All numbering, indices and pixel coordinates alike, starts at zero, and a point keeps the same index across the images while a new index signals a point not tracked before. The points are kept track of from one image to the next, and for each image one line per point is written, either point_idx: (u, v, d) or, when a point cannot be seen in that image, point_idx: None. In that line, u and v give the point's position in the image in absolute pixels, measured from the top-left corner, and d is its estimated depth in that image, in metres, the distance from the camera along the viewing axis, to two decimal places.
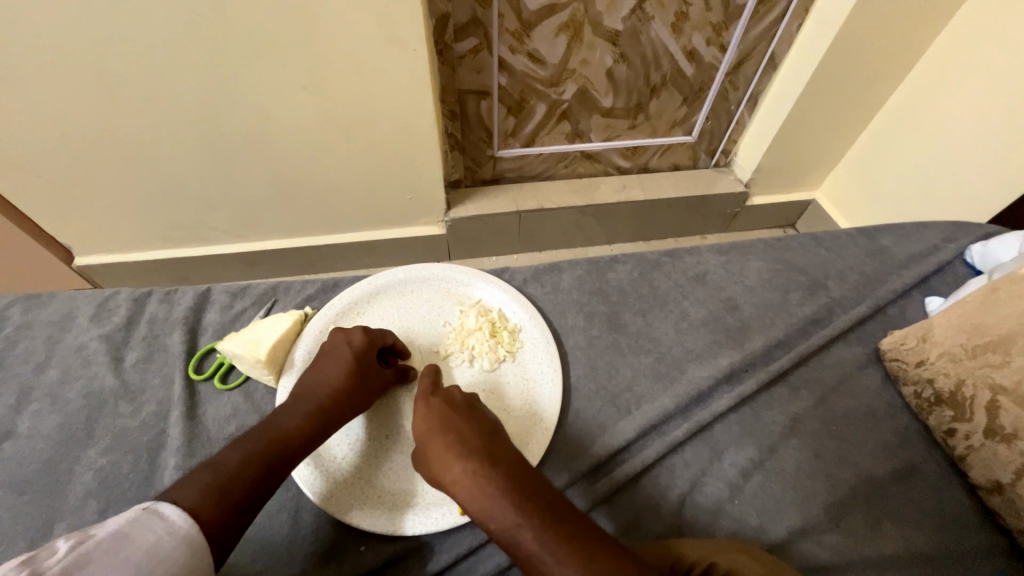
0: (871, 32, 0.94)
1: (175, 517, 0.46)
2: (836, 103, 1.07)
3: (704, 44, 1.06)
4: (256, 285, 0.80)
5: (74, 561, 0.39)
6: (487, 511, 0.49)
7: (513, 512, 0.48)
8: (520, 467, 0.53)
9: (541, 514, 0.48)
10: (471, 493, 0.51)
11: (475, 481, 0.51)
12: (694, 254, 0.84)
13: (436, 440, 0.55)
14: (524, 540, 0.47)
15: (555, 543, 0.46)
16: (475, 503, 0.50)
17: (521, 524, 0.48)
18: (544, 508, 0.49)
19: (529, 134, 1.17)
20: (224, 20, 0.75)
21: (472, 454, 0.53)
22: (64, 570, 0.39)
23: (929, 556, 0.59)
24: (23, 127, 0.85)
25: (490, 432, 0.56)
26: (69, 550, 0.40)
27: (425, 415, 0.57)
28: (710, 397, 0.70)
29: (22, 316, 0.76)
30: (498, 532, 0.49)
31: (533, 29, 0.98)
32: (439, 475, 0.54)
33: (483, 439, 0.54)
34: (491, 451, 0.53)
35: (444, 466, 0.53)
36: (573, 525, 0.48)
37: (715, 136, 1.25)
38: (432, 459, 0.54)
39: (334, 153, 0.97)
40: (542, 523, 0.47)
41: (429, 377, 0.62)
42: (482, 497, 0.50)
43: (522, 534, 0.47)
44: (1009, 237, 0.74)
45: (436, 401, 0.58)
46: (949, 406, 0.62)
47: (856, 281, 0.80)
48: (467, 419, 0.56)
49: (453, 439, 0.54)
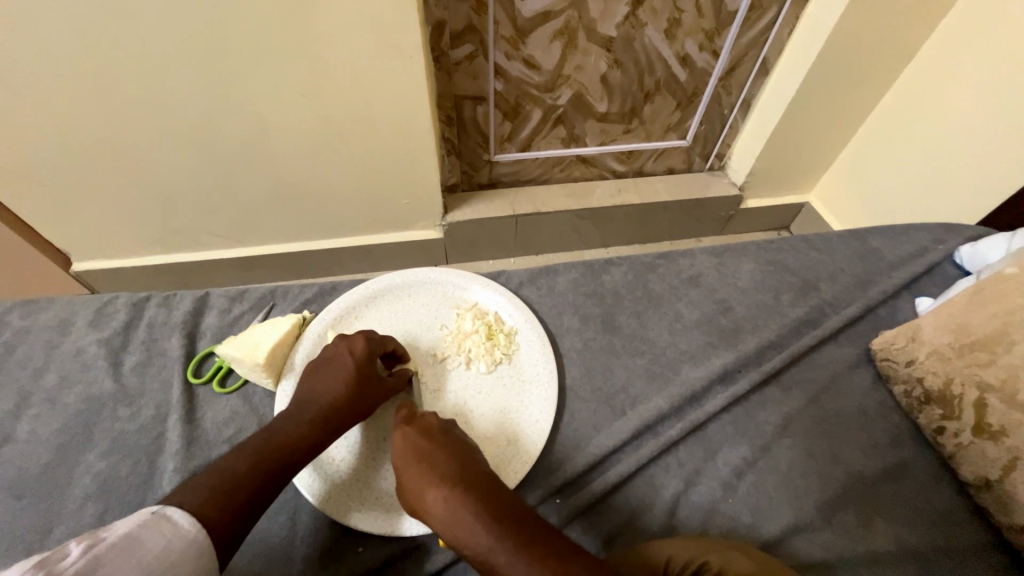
0: (860, 37, 0.96)
1: (183, 521, 0.46)
2: (827, 106, 1.09)
3: (696, 50, 1.08)
4: (254, 289, 0.81)
5: (87, 564, 0.40)
6: (463, 536, 0.50)
7: (486, 536, 0.49)
8: (494, 490, 0.53)
9: (514, 536, 0.48)
10: (445, 519, 0.51)
11: (449, 507, 0.51)
12: (688, 256, 0.85)
13: (410, 469, 0.55)
14: (498, 563, 0.47)
15: (527, 563, 0.47)
16: (449, 530, 0.51)
17: (496, 546, 0.48)
18: (517, 528, 0.49)
19: (525, 139, 1.19)
20: (223, 28, 0.76)
21: (446, 480, 0.53)
22: (79, 573, 0.39)
23: (919, 552, 0.60)
24: (22, 133, 0.85)
25: (464, 456, 0.56)
26: (83, 552, 0.41)
27: (398, 443, 0.58)
28: (705, 397, 0.70)
29: (21, 321, 0.76)
30: (475, 556, 0.49)
31: (528, 36, 0.99)
32: (415, 503, 0.54)
33: (456, 464, 0.55)
34: (464, 476, 0.54)
35: (419, 494, 0.54)
36: (546, 543, 0.48)
37: (709, 140, 1.27)
38: (408, 486, 0.55)
39: (332, 158, 0.98)
40: (515, 543, 0.48)
41: (405, 408, 0.61)
42: (454, 522, 0.50)
43: (495, 557, 0.48)
44: (997, 238, 0.75)
45: (410, 429, 0.58)
46: (938, 405, 0.63)
47: (847, 282, 0.81)
48: (439, 445, 0.57)
49: (426, 466, 0.55)
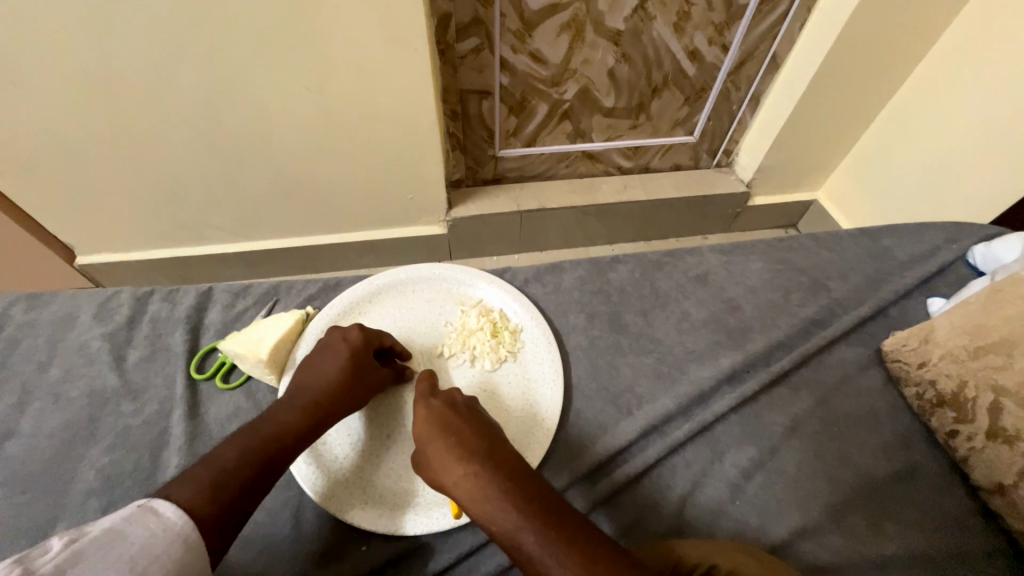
0: (873, 32, 0.94)
1: (171, 514, 0.45)
2: (838, 102, 1.07)
3: (705, 44, 1.06)
4: (257, 285, 0.80)
5: (66, 559, 0.39)
6: (488, 514, 0.49)
7: (515, 515, 0.48)
8: (520, 468, 0.52)
9: (543, 517, 0.48)
10: (474, 496, 0.50)
11: (476, 484, 0.51)
12: (695, 254, 0.84)
13: (435, 442, 0.54)
14: (525, 543, 0.47)
15: (556, 545, 0.46)
16: (476, 507, 0.50)
17: (522, 526, 0.47)
18: (545, 509, 0.49)
19: (530, 134, 1.17)
20: (225, 19, 0.75)
21: (473, 456, 0.52)
22: (56, 569, 0.38)
23: (929, 556, 0.59)
24: (24, 125, 0.85)
25: (489, 433, 0.55)
26: (63, 547, 0.40)
27: (424, 416, 0.57)
28: (712, 397, 0.70)
29: (23, 315, 0.76)
30: (500, 535, 0.48)
31: (535, 30, 0.98)
32: (439, 477, 0.54)
33: (483, 440, 0.54)
34: (492, 453, 0.53)
35: (445, 470, 0.53)
36: (574, 527, 0.48)
37: (716, 136, 1.25)
38: (433, 460, 0.54)
39: (336, 152, 0.98)
40: (541, 526, 0.47)
41: (427, 380, 0.61)
42: (482, 499, 0.50)
43: (523, 537, 0.47)
44: (1012, 238, 0.74)
45: (437, 403, 0.57)
46: (951, 408, 0.62)
47: (858, 282, 0.80)
48: (467, 421, 0.56)
49: (453, 441, 0.54)
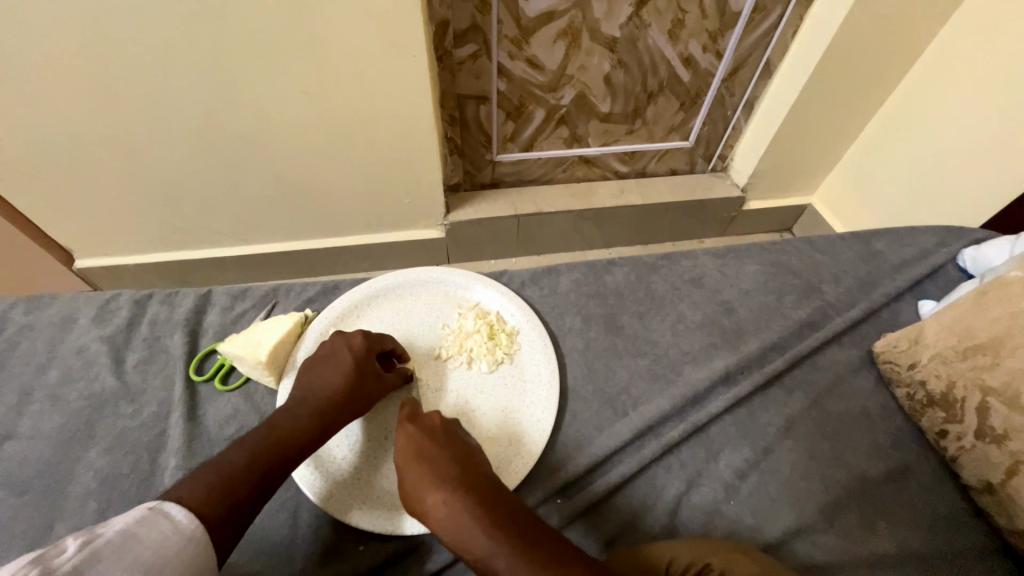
0: (864, 39, 0.95)
1: (181, 516, 0.46)
2: (831, 108, 1.09)
3: (700, 51, 1.08)
4: (256, 287, 0.81)
5: (83, 561, 0.40)
6: (463, 540, 0.49)
7: (487, 540, 0.48)
8: (492, 493, 0.53)
9: (515, 541, 0.48)
10: (446, 522, 0.50)
11: (450, 510, 0.51)
12: (690, 257, 0.85)
13: (411, 470, 0.55)
14: (499, 569, 0.47)
15: (529, 570, 0.46)
16: (449, 534, 0.50)
17: (497, 552, 0.48)
18: (518, 533, 0.49)
19: (528, 139, 1.19)
20: (227, 26, 0.76)
21: (448, 483, 0.52)
22: (74, 570, 0.39)
23: (921, 555, 0.60)
24: (27, 130, 0.85)
25: (466, 458, 0.56)
26: (79, 548, 0.40)
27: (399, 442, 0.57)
28: (707, 398, 0.70)
29: (23, 317, 0.76)
30: (475, 561, 0.49)
31: (532, 36, 0.99)
32: (413, 504, 0.54)
33: (458, 466, 0.54)
34: (465, 478, 0.53)
35: (419, 496, 0.53)
36: (549, 550, 0.48)
37: (712, 141, 1.26)
38: (407, 486, 0.54)
39: (335, 157, 0.99)
40: (516, 549, 0.47)
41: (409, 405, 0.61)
42: (454, 526, 0.50)
43: (496, 563, 0.47)
44: (1000, 241, 0.75)
45: (415, 429, 0.58)
46: (940, 408, 0.63)
47: (850, 284, 0.81)
48: (440, 446, 0.56)
49: (428, 468, 0.54)
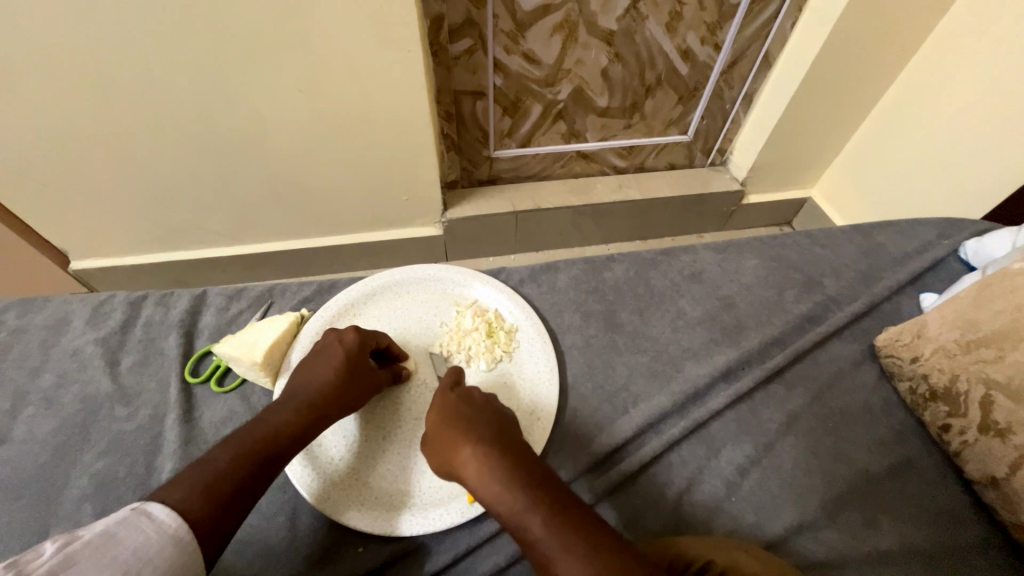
0: (864, 30, 0.94)
1: (163, 516, 0.45)
2: (829, 101, 1.08)
3: (698, 43, 1.07)
4: (251, 288, 0.80)
5: (59, 562, 0.39)
6: (497, 497, 0.48)
7: (521, 499, 0.47)
8: (529, 456, 0.52)
9: (550, 503, 0.47)
10: (481, 480, 0.50)
11: (485, 467, 0.50)
12: (690, 252, 0.84)
13: (446, 426, 0.55)
14: (532, 528, 0.46)
15: (564, 532, 0.45)
16: (483, 491, 0.49)
17: (528, 510, 0.46)
18: (553, 496, 0.48)
19: (525, 135, 1.17)
20: (217, 23, 0.75)
21: (481, 440, 0.52)
22: (48, 572, 0.38)
23: (924, 551, 0.59)
24: (17, 131, 0.84)
25: (499, 425, 0.55)
26: (55, 551, 0.40)
27: (439, 405, 0.57)
28: (707, 395, 0.70)
29: (16, 320, 0.75)
30: (507, 520, 0.47)
31: (527, 30, 0.98)
32: (449, 463, 0.53)
33: (494, 427, 0.54)
34: (502, 440, 0.52)
35: (454, 454, 0.53)
36: (583, 516, 0.46)
37: (711, 135, 1.26)
38: (443, 446, 0.54)
39: (331, 155, 0.98)
40: (549, 509, 0.46)
41: (451, 375, 0.61)
42: (489, 482, 0.49)
43: (529, 521, 0.46)
44: (1002, 233, 0.74)
45: (453, 395, 0.58)
46: (943, 402, 0.63)
47: (852, 278, 0.81)
48: (478, 411, 0.56)
49: (463, 426, 0.54)
